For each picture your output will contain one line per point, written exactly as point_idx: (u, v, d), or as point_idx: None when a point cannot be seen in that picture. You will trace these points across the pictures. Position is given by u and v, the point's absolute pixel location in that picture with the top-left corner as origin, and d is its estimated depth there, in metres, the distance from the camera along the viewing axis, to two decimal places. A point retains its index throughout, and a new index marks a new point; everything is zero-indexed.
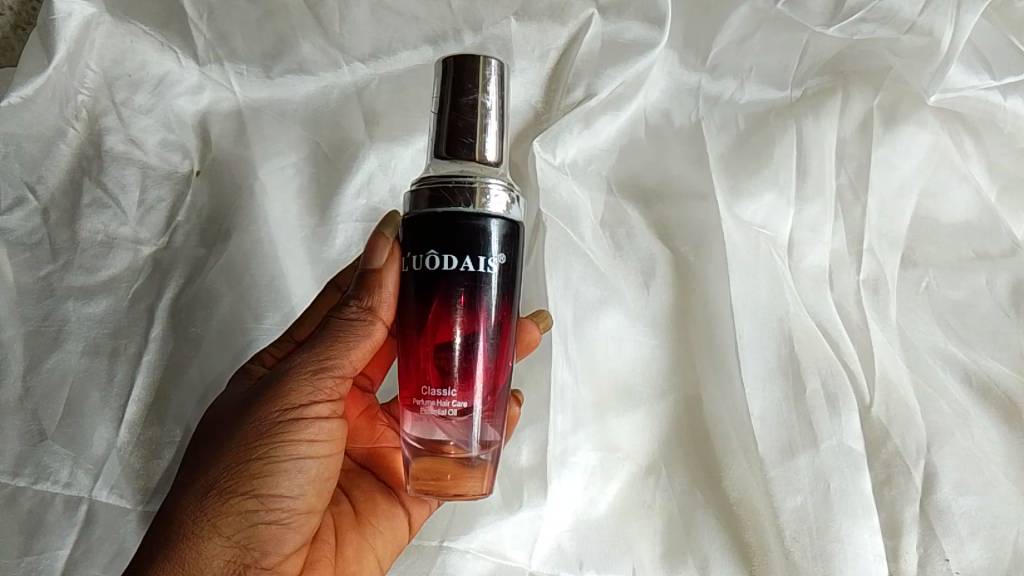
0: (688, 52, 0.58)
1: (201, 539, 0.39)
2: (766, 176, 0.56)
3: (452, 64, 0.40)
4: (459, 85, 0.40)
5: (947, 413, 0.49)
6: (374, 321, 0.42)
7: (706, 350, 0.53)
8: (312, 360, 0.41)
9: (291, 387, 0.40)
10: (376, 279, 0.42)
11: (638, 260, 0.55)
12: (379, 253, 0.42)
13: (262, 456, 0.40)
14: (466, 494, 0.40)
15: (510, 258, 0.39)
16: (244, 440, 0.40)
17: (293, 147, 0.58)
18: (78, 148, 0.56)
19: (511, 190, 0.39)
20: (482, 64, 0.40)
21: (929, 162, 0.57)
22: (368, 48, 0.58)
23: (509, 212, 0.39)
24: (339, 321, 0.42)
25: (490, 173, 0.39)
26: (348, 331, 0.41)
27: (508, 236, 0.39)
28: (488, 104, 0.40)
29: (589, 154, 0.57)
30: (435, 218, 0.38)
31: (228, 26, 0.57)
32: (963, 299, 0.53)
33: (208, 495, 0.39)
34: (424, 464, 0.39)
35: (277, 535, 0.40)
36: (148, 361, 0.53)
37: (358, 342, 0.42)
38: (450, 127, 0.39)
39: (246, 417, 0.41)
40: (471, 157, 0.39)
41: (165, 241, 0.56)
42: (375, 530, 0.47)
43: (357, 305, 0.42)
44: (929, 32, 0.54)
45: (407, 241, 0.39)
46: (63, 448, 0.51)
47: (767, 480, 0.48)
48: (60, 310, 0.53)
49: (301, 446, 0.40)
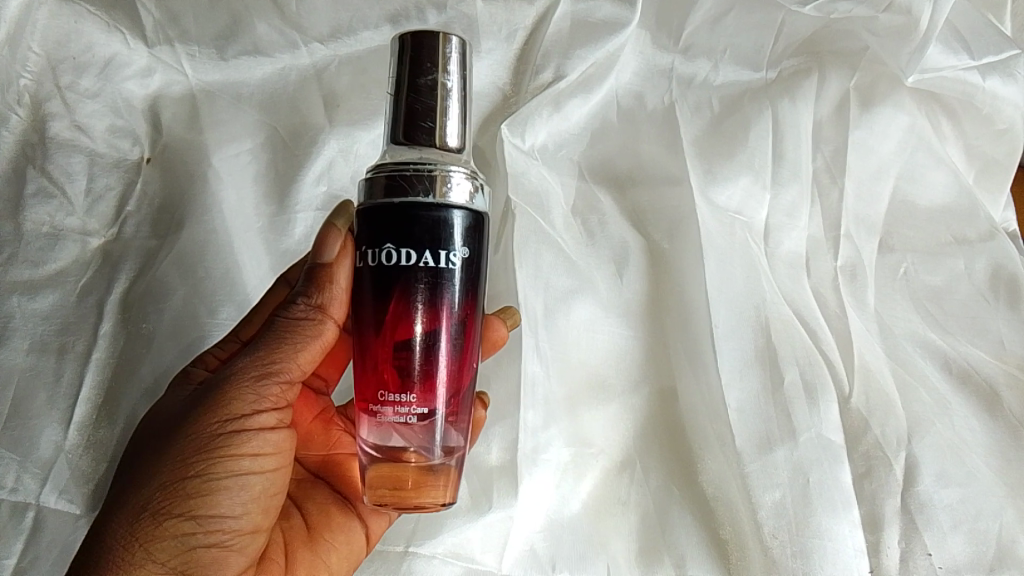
0: (661, 32, 0.56)
1: (134, 566, 0.36)
2: (742, 161, 0.54)
3: (410, 41, 0.37)
4: (417, 64, 0.37)
5: (928, 403, 0.48)
6: (324, 320, 0.40)
7: (680, 341, 0.51)
8: (255, 363, 0.39)
9: (231, 396, 0.38)
10: (328, 274, 0.40)
11: (610, 250, 0.53)
12: (331, 246, 0.40)
13: (200, 473, 0.38)
14: (430, 504, 0.37)
15: (473, 251, 0.37)
16: (180, 454, 0.38)
17: (250, 132, 0.55)
18: (21, 135, 0.53)
19: (474, 178, 0.37)
20: (442, 41, 0.37)
21: (906, 146, 0.55)
22: (327, 28, 0.55)
23: (472, 203, 0.37)
24: (285, 320, 0.40)
25: (452, 160, 0.37)
26: (296, 332, 0.39)
27: (471, 228, 0.37)
28: (449, 84, 0.37)
29: (559, 138, 0.55)
30: (392, 210, 0.36)
31: (178, 4, 0.54)
32: (941, 284, 0.52)
33: (141, 517, 0.37)
34: (384, 471, 0.37)
35: (218, 557, 0.38)
36: (96, 359, 0.50)
37: (305, 342, 0.39)
38: (409, 111, 0.37)
39: (183, 429, 0.38)
40: (431, 143, 0.37)
41: (114, 232, 0.53)
42: (330, 547, 0.44)
43: (306, 303, 0.40)
44: (907, 11, 0.53)
45: (362, 234, 0.37)
46: (8, 453, 0.48)
47: (745, 475, 0.46)
48: (3, 307, 0.50)
49: (243, 461, 0.39)
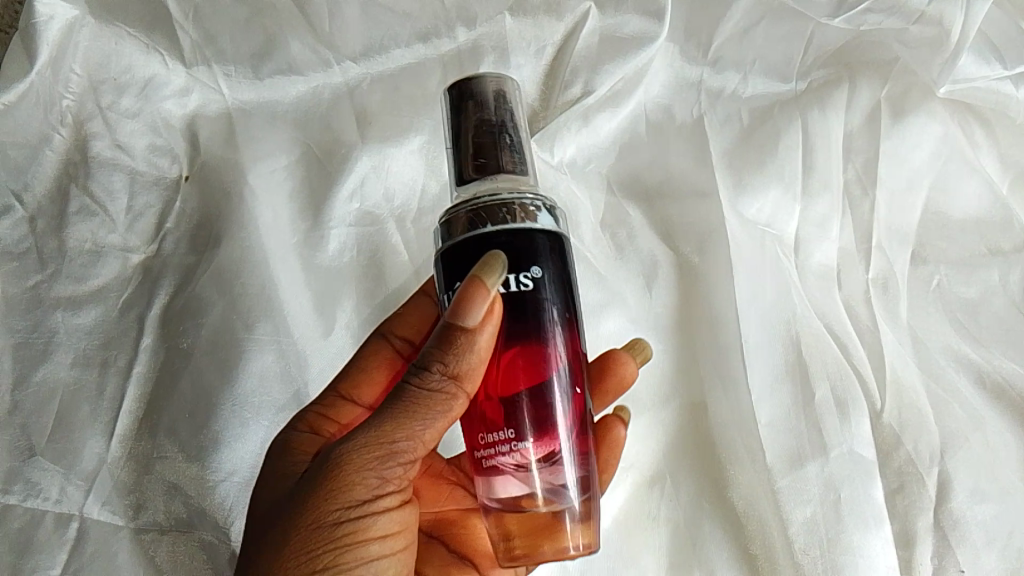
0: (689, 44, 0.57)
1: None
2: (772, 174, 0.54)
3: (459, 92, 0.41)
4: (466, 110, 0.40)
5: (961, 418, 0.47)
6: (456, 394, 0.37)
7: (709, 354, 0.51)
8: (380, 439, 0.37)
9: (353, 479, 0.37)
10: (464, 338, 0.36)
11: (639, 264, 0.54)
12: (479, 305, 0.35)
13: (329, 565, 0.37)
14: (573, 547, 0.37)
15: (556, 273, 0.38)
16: (304, 545, 0.36)
17: (284, 150, 0.56)
18: (64, 155, 0.55)
19: (542, 200, 0.38)
20: (487, 85, 0.40)
21: (938, 157, 0.54)
22: (360, 47, 0.57)
23: (550, 227, 0.38)
24: (417, 390, 0.37)
25: (523, 187, 0.39)
26: (425, 408, 0.37)
27: (551, 249, 0.37)
28: (499, 121, 0.40)
29: (588, 153, 0.56)
30: (457, 255, 0.37)
31: (214, 25, 0.55)
32: (976, 296, 0.51)
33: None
34: (517, 520, 0.37)
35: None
36: (138, 373, 0.51)
37: (437, 419, 0.37)
38: (469, 149, 0.39)
39: (300, 519, 0.37)
40: (498, 170, 0.39)
41: (154, 248, 0.54)
42: None
43: (440, 373, 0.37)
44: (939, 22, 0.53)
45: (445, 278, 0.38)
46: (52, 464, 0.49)
47: (776, 490, 0.46)
48: (49, 321, 0.52)
49: (371, 545, 0.38)
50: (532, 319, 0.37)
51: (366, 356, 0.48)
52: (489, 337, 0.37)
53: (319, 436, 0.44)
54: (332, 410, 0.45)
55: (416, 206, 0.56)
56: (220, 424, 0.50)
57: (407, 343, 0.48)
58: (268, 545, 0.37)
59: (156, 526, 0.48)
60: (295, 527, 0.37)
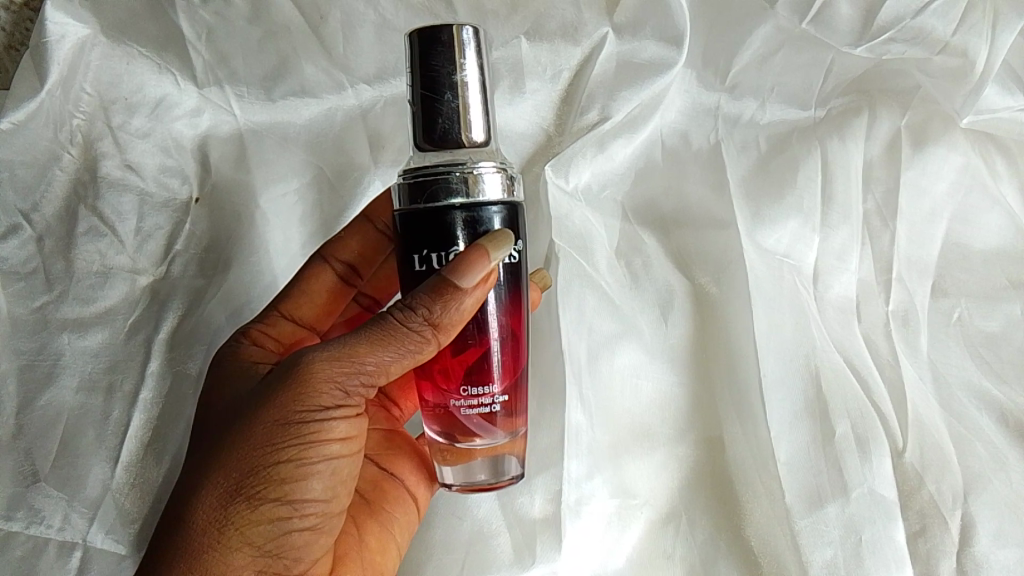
0: (708, 70, 0.56)
1: (228, 547, 0.40)
2: (790, 204, 0.53)
3: (422, 43, 0.40)
4: (431, 65, 0.39)
5: (984, 458, 0.46)
6: (431, 339, 0.39)
7: (728, 390, 0.51)
8: (351, 356, 0.39)
9: (320, 387, 0.39)
10: (454, 295, 0.38)
11: (654, 293, 0.53)
12: (475, 273, 0.38)
13: (290, 459, 0.40)
14: (506, 479, 0.43)
15: (521, 243, 0.42)
16: (270, 438, 0.39)
17: (297, 171, 0.56)
18: (73, 174, 0.53)
19: (506, 170, 0.41)
20: (454, 37, 0.39)
21: (960, 187, 0.53)
22: (373, 70, 0.56)
23: (507, 196, 0.40)
24: (399, 325, 0.39)
25: (486, 155, 0.40)
26: (399, 340, 0.39)
27: (510, 220, 0.41)
28: (466, 79, 0.40)
29: (603, 179, 0.55)
30: (440, 216, 0.39)
31: (227, 45, 0.54)
32: (998, 330, 0.50)
33: (235, 501, 0.40)
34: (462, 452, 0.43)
35: (307, 540, 0.41)
36: (144, 400, 0.51)
37: (406, 354, 0.39)
38: (431, 115, 0.40)
39: (266, 412, 0.40)
40: (456, 142, 0.40)
41: (163, 270, 0.54)
42: (392, 516, 0.47)
43: (422, 317, 0.38)
44: (963, 53, 0.51)
45: (421, 236, 0.40)
46: (57, 491, 0.49)
47: (795, 533, 0.46)
48: (55, 344, 0.51)
49: (330, 446, 0.40)
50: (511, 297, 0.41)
51: (309, 278, 0.52)
52: (475, 299, 0.39)
53: (261, 349, 0.49)
54: (274, 330, 0.51)
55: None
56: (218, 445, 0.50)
57: (345, 266, 0.53)
58: (239, 430, 0.40)
59: None
60: (266, 418, 0.40)
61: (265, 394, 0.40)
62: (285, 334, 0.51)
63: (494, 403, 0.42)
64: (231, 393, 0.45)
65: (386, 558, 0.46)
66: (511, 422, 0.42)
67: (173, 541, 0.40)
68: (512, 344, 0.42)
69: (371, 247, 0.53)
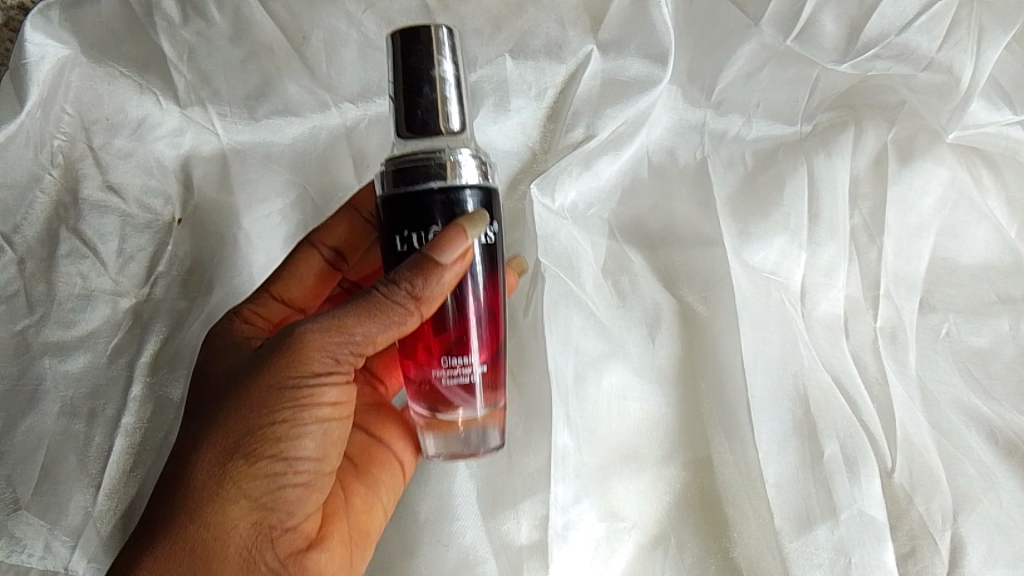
0: (692, 86, 0.56)
1: (226, 502, 0.40)
2: (777, 220, 0.53)
3: (403, 37, 0.39)
4: (411, 60, 0.39)
5: (973, 477, 0.46)
6: (414, 313, 0.39)
7: (717, 411, 0.50)
8: (339, 327, 0.40)
9: (311, 354, 0.40)
10: (434, 269, 0.38)
11: (642, 312, 0.52)
12: (453, 249, 0.38)
13: (286, 420, 0.41)
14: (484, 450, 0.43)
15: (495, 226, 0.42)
16: (266, 402, 0.41)
17: (280, 192, 0.56)
18: (54, 196, 0.53)
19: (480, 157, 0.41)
20: (434, 32, 0.39)
21: (946, 202, 0.53)
22: (356, 88, 0.55)
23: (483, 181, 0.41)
24: (382, 298, 0.40)
25: (461, 144, 0.40)
26: (384, 313, 0.40)
27: (486, 203, 0.41)
28: (445, 75, 0.39)
29: (589, 197, 0.55)
30: (420, 199, 0.39)
31: (209, 65, 0.54)
32: (986, 346, 0.50)
33: (233, 459, 0.40)
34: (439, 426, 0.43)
35: (298, 497, 0.42)
36: (126, 425, 0.50)
37: (389, 327, 0.40)
38: (410, 107, 0.39)
39: (261, 377, 0.41)
40: (434, 132, 0.39)
41: (146, 292, 0.53)
42: (379, 481, 0.49)
43: (406, 290, 0.39)
44: (948, 70, 0.51)
45: (403, 215, 0.40)
46: (37, 518, 0.48)
47: (784, 557, 0.45)
48: (35, 367, 0.50)
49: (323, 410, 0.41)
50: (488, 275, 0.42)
51: (298, 261, 0.52)
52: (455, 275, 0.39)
53: (252, 326, 0.49)
54: (263, 308, 0.50)
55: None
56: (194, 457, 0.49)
57: (333, 250, 0.53)
58: (234, 397, 0.41)
59: None
60: (259, 385, 0.41)
61: (257, 366, 0.41)
62: (273, 313, 0.50)
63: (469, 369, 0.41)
64: (222, 362, 0.46)
65: (373, 518, 0.48)
66: (491, 396, 0.43)
67: (168, 501, 0.41)
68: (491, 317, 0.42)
69: (358, 236, 0.54)
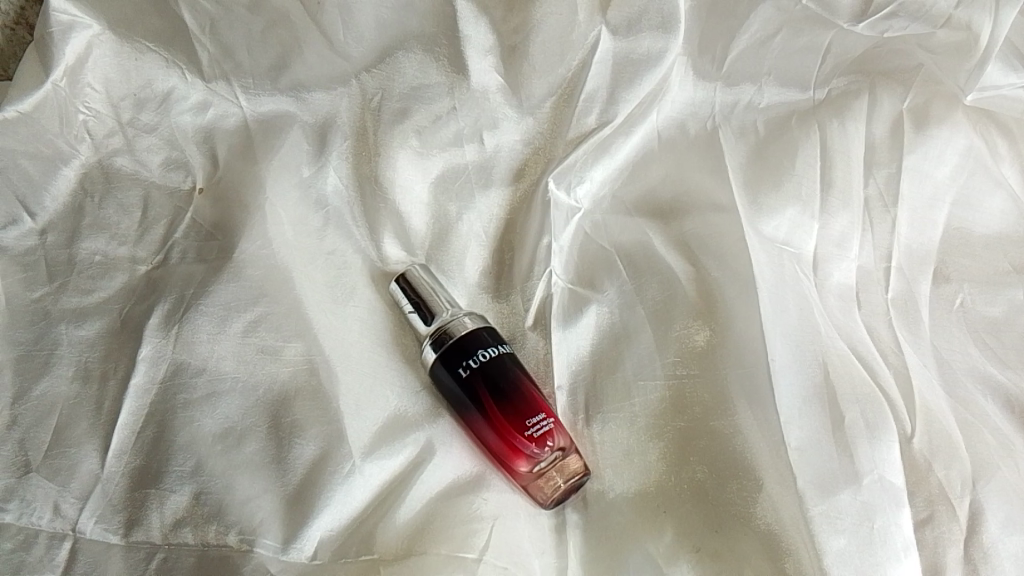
0: (704, 57, 0.56)
1: None
2: (789, 191, 0.52)
3: None
4: None
5: (992, 445, 0.44)
6: None
7: (740, 377, 0.49)
8: None
9: None
10: None
11: (658, 284, 0.53)
12: None
13: None
14: (584, 472, 0.48)
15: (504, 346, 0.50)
16: None
17: (292, 164, 0.56)
18: (80, 170, 0.55)
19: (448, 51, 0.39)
20: None
21: (962, 171, 0.53)
22: (371, 58, 0.56)
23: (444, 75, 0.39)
24: None
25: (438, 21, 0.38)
26: None
27: None
28: None
29: (612, 179, 0.57)
30: None
31: (230, 38, 0.55)
32: (1001, 315, 0.49)
33: None
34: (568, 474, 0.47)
35: None
36: (135, 385, 0.48)
37: None
38: None
39: None
40: None
41: (160, 259, 0.53)
42: None
43: None
44: (966, 27, 0.51)
45: (457, 373, 0.47)
46: (49, 481, 0.45)
47: (808, 518, 0.43)
48: (52, 334, 0.49)
49: None
50: (507, 350, 0.49)
51: None
52: None
53: None
54: None
55: (429, 238, 0.57)
56: (197, 420, 0.46)
57: None
58: None
59: (151, 542, 0.43)
60: None
61: None
62: None
63: (548, 422, 0.47)
64: None
65: None
66: (565, 433, 0.47)
67: None
68: (526, 378, 0.48)
69: None
